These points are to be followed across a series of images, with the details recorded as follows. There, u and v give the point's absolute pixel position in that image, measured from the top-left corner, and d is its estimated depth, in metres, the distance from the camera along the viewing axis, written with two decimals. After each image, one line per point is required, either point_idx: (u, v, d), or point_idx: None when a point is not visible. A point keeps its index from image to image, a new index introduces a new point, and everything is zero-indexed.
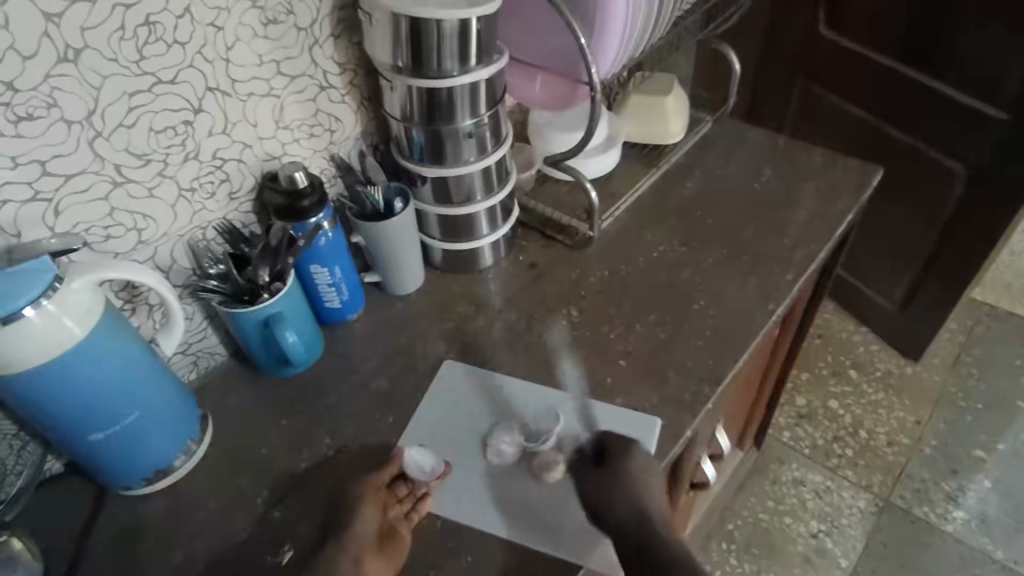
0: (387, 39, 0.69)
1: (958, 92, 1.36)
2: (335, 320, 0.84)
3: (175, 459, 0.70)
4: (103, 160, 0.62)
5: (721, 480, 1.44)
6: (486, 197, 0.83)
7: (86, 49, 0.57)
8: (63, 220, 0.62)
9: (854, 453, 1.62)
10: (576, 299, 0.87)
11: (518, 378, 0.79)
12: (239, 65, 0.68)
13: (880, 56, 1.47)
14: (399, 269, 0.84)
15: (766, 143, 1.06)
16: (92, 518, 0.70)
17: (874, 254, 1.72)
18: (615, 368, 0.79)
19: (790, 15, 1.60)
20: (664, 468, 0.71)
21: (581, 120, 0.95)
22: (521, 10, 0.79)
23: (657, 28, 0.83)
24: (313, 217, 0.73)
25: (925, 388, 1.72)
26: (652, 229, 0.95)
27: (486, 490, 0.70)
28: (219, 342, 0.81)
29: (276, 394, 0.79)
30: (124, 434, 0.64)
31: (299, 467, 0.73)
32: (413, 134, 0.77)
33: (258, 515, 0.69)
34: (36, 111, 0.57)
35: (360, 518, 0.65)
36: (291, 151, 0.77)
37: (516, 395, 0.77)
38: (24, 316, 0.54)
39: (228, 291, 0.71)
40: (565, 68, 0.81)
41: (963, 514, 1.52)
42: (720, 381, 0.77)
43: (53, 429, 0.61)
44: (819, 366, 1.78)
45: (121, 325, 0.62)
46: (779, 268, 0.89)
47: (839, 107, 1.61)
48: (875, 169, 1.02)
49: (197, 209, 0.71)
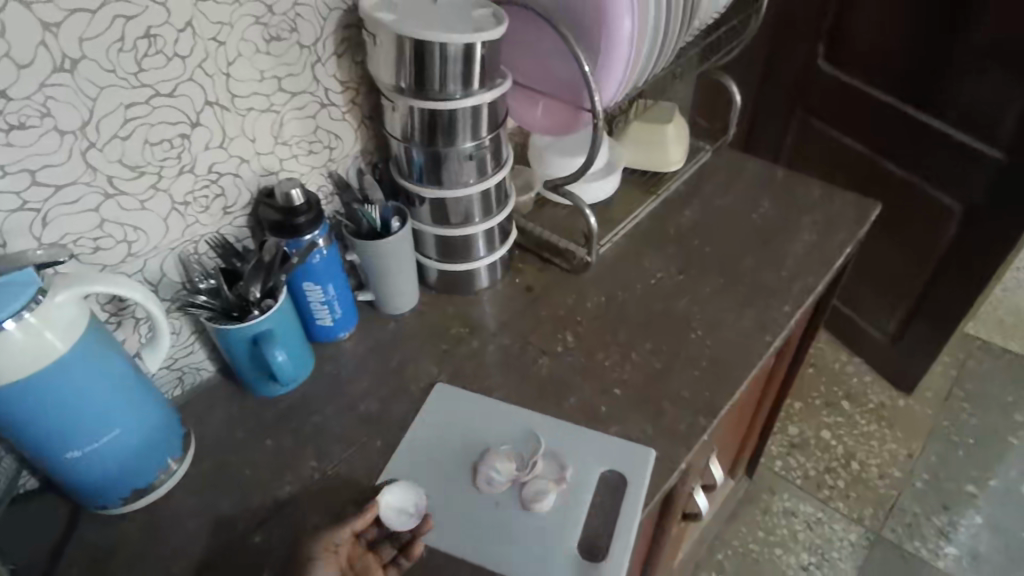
0: (391, 60, 0.69)
1: (953, 129, 1.38)
2: (327, 338, 0.83)
3: (156, 477, 0.68)
4: (96, 171, 0.61)
5: (712, 509, 1.42)
6: (484, 219, 0.82)
7: (84, 59, 0.56)
8: (51, 231, 0.60)
9: (846, 484, 1.61)
10: (571, 324, 0.86)
11: (506, 402, 0.78)
12: (240, 80, 0.67)
13: (879, 91, 1.49)
14: (393, 289, 0.83)
15: (764, 174, 1.07)
16: (65, 537, 0.67)
17: (868, 285, 1.72)
18: (610, 396, 0.78)
19: (789, 48, 1.62)
20: (656, 500, 0.69)
21: (582, 145, 0.95)
22: (526, 36, 0.79)
23: (661, 58, 0.83)
24: (308, 234, 0.72)
25: (918, 421, 1.72)
26: (650, 256, 0.94)
27: (475, 520, 0.68)
28: (207, 357, 0.79)
29: (262, 412, 0.77)
30: (103, 452, 0.62)
31: (283, 490, 0.71)
32: (412, 155, 0.76)
33: (239, 537, 0.67)
34: (29, 120, 0.55)
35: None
36: (288, 166, 0.76)
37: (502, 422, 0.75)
38: (5, 328, 0.52)
39: (217, 306, 0.70)
40: (567, 94, 0.81)
41: (954, 550, 1.50)
42: (716, 413, 0.76)
43: (30, 445, 0.59)
44: (812, 396, 1.77)
45: (104, 339, 0.60)
46: (776, 299, 0.89)
47: (836, 139, 1.62)
48: (873, 204, 1.02)
49: (190, 223, 0.70)
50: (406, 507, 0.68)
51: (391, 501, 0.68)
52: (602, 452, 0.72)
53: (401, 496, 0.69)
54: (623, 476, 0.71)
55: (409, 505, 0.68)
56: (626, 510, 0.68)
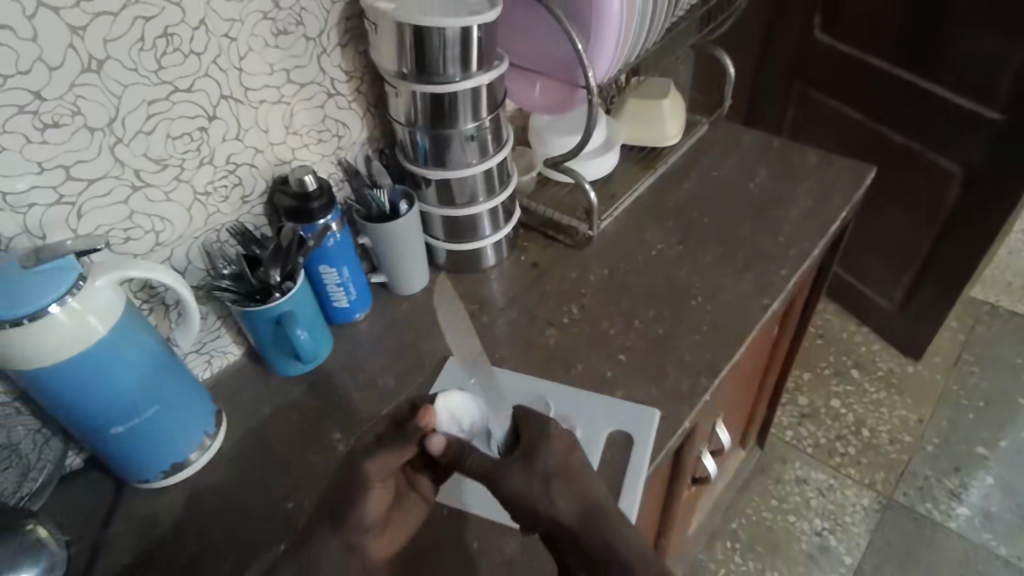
0: (393, 47, 0.72)
1: (951, 93, 1.39)
2: (343, 320, 0.87)
3: (191, 453, 0.73)
4: (123, 165, 0.65)
5: (723, 479, 1.45)
6: (489, 199, 0.86)
7: (109, 59, 0.60)
8: (86, 223, 0.64)
9: (857, 451, 1.64)
10: (576, 296, 0.89)
11: (507, 371, 0.81)
12: (251, 74, 0.71)
13: (875, 58, 1.50)
14: (404, 270, 0.87)
15: (760, 144, 1.09)
16: (112, 511, 0.72)
17: (873, 254, 1.74)
18: (615, 362, 0.82)
19: (785, 20, 1.63)
20: (662, 457, 0.73)
21: (580, 124, 0.98)
22: (519, 17, 0.82)
23: (652, 32, 0.86)
24: (322, 219, 0.76)
25: (927, 386, 1.74)
26: (650, 228, 0.97)
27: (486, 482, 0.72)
28: (232, 341, 0.84)
29: (286, 390, 0.82)
30: (143, 428, 0.67)
31: (309, 461, 0.75)
32: (417, 138, 0.80)
33: (271, 505, 0.72)
34: (61, 119, 0.59)
35: (368, 510, 0.59)
36: (300, 155, 0.80)
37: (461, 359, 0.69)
38: (51, 312, 0.57)
39: (241, 290, 0.74)
40: (562, 73, 0.84)
41: (965, 511, 1.53)
42: (718, 373, 0.80)
43: (78, 422, 0.64)
44: (821, 366, 1.79)
45: (138, 322, 0.65)
46: (774, 265, 0.91)
47: (835, 109, 1.64)
48: (868, 168, 1.04)
49: (212, 212, 0.74)
50: (463, 419, 0.62)
51: (448, 401, 0.61)
52: (609, 419, 0.76)
53: (459, 401, 0.62)
54: (630, 435, 0.74)
55: (468, 417, 0.62)
56: (635, 465, 0.72)
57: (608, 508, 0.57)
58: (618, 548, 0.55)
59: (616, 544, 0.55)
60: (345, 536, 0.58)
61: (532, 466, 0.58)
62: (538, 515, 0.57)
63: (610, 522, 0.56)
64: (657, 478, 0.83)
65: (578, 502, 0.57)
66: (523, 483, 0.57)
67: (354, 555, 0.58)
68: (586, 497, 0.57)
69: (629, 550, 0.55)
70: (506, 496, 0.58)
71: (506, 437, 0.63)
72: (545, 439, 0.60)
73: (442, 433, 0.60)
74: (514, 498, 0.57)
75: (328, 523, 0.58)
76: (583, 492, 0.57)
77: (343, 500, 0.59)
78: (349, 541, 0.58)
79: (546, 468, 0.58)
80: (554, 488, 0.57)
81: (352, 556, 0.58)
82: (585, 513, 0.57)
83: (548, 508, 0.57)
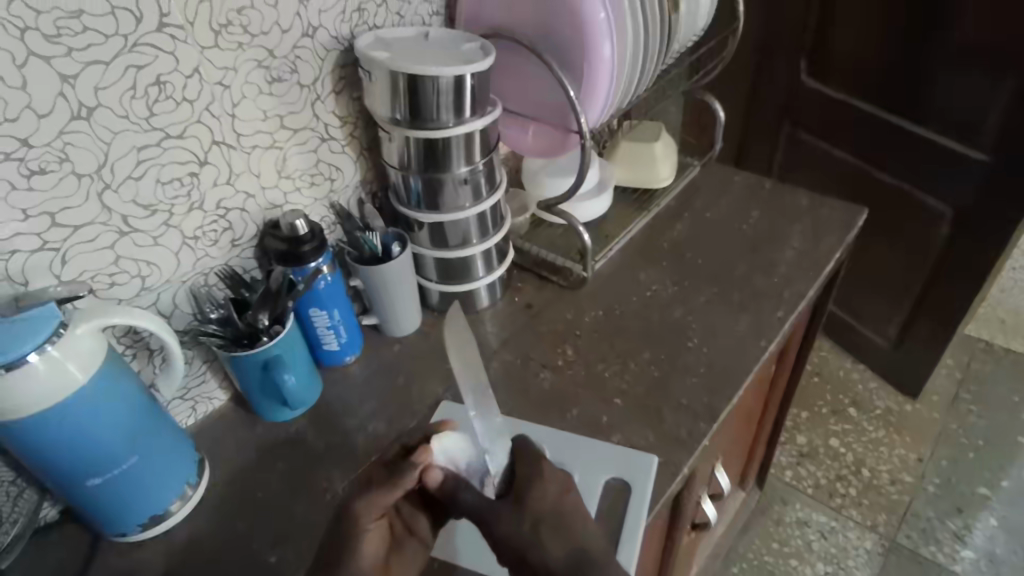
0: (387, 94, 0.73)
1: (938, 134, 1.41)
2: (333, 363, 0.85)
3: (172, 504, 0.70)
4: (111, 211, 0.64)
5: (724, 522, 1.41)
6: (482, 240, 0.85)
7: (99, 107, 0.60)
8: (70, 268, 0.63)
9: (858, 492, 1.60)
10: (571, 338, 0.88)
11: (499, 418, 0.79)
12: (244, 120, 0.71)
13: (860, 102, 1.53)
14: (396, 311, 0.86)
15: (752, 186, 1.10)
16: (86, 566, 0.69)
17: (866, 292, 1.74)
18: (611, 406, 0.80)
19: (772, 65, 1.67)
20: (659, 506, 0.71)
21: (574, 166, 0.98)
22: (512, 65, 0.84)
23: (643, 80, 0.88)
24: (313, 262, 0.75)
25: (926, 424, 1.72)
26: (644, 269, 0.97)
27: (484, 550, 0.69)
28: (218, 386, 0.82)
29: (272, 437, 0.79)
30: (121, 479, 0.64)
31: (295, 512, 0.72)
32: (410, 181, 0.80)
33: (254, 559, 0.69)
34: (49, 165, 0.59)
35: (363, 558, 0.56)
36: (292, 199, 0.80)
37: (464, 392, 0.58)
38: (29, 361, 0.55)
39: (228, 335, 0.72)
40: (554, 119, 0.84)
41: (971, 554, 1.49)
42: (716, 417, 0.78)
43: (53, 473, 0.61)
44: (818, 405, 1.77)
45: (120, 369, 0.63)
46: (769, 306, 0.91)
47: (823, 151, 1.66)
48: (860, 210, 1.05)
49: (200, 256, 0.74)
50: (457, 457, 0.59)
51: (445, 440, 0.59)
52: (606, 468, 0.73)
53: (456, 438, 0.60)
54: (627, 482, 0.72)
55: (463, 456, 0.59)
56: (633, 513, 0.69)
57: (597, 551, 0.55)
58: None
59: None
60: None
61: (522, 509, 0.57)
62: (528, 559, 0.55)
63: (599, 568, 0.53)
64: (655, 526, 0.81)
65: (569, 548, 0.54)
66: (513, 527, 0.55)
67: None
68: (575, 541, 0.55)
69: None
70: (496, 538, 0.56)
71: (501, 478, 0.60)
72: (537, 479, 0.59)
73: (439, 467, 0.58)
74: (504, 543, 0.56)
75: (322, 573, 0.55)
76: (573, 536, 0.55)
77: (338, 543, 0.56)
78: None
79: (539, 512, 0.57)
80: (543, 535, 0.55)
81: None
82: (577, 560, 0.54)
83: (539, 553, 0.54)
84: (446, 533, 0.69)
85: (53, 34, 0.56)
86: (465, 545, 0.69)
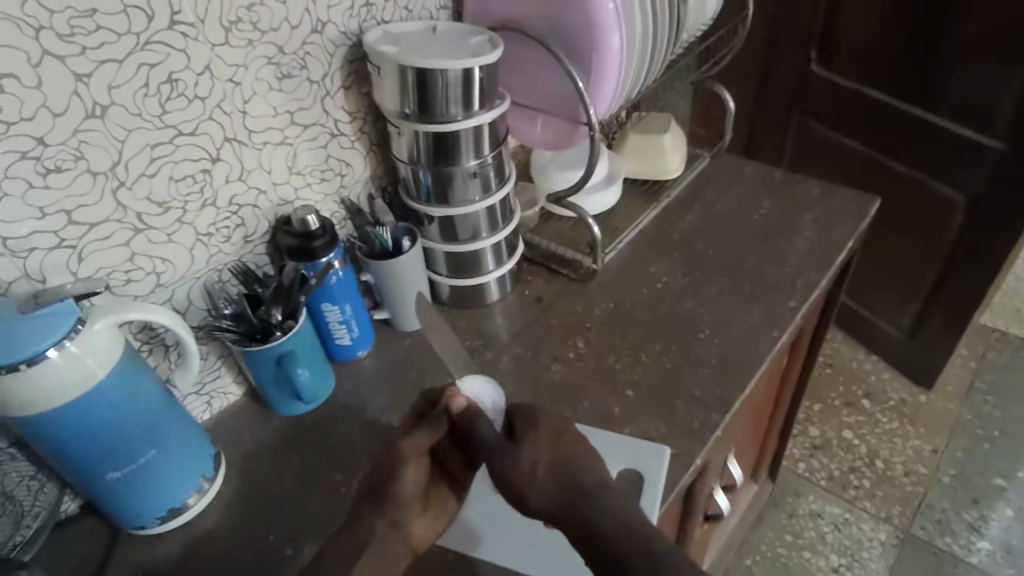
0: (395, 88, 0.73)
1: (949, 123, 1.40)
2: (345, 358, 0.86)
3: (189, 497, 0.71)
4: (125, 208, 0.65)
5: (737, 514, 1.41)
6: (492, 234, 0.86)
7: (113, 105, 0.61)
8: (86, 265, 0.64)
9: (872, 483, 1.59)
10: (581, 330, 0.88)
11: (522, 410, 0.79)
12: (255, 116, 0.72)
13: (872, 91, 1.51)
14: (407, 306, 0.86)
15: (764, 176, 1.09)
16: (106, 558, 0.70)
17: (879, 282, 1.72)
18: (622, 398, 0.80)
19: (781, 54, 1.65)
20: (673, 497, 0.71)
21: (583, 158, 0.98)
22: (521, 58, 0.84)
23: (652, 69, 0.87)
24: (325, 256, 0.76)
25: (941, 415, 1.70)
26: (654, 261, 0.97)
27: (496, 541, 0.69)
28: (232, 381, 0.82)
29: (286, 431, 0.80)
30: (141, 472, 0.65)
31: (310, 503, 0.73)
32: (419, 176, 0.80)
33: (269, 551, 0.70)
34: (64, 164, 0.60)
35: (404, 489, 0.60)
36: (303, 195, 0.80)
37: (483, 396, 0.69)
38: (48, 357, 0.56)
39: (241, 330, 0.73)
40: (563, 111, 0.84)
41: (987, 545, 1.48)
42: (728, 408, 0.78)
43: (74, 467, 0.63)
44: (831, 397, 1.76)
45: (137, 364, 0.64)
46: (781, 296, 0.90)
47: (834, 140, 1.65)
48: (872, 199, 1.04)
49: (214, 252, 0.74)
50: (482, 397, 0.69)
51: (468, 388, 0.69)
52: (620, 462, 0.73)
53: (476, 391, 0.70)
54: (640, 473, 0.72)
55: (488, 394, 0.70)
56: (646, 504, 0.69)
57: (590, 484, 0.59)
58: (607, 521, 0.57)
59: (605, 514, 0.57)
60: (389, 513, 0.60)
61: (520, 468, 0.60)
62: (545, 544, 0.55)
63: (600, 499, 0.58)
64: (670, 516, 0.81)
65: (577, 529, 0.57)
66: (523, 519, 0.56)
67: (395, 530, 0.60)
68: (574, 475, 0.60)
69: (615, 519, 0.57)
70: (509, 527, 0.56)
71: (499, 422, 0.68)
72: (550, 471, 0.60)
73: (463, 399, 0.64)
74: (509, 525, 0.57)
75: (366, 504, 0.61)
76: (572, 468, 0.60)
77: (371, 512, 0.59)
78: (387, 522, 0.60)
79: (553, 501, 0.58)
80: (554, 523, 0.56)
81: (393, 532, 0.60)
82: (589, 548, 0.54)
83: (540, 491, 0.59)
84: (471, 487, 0.72)
85: (67, 33, 0.56)
86: (475, 533, 0.70)
